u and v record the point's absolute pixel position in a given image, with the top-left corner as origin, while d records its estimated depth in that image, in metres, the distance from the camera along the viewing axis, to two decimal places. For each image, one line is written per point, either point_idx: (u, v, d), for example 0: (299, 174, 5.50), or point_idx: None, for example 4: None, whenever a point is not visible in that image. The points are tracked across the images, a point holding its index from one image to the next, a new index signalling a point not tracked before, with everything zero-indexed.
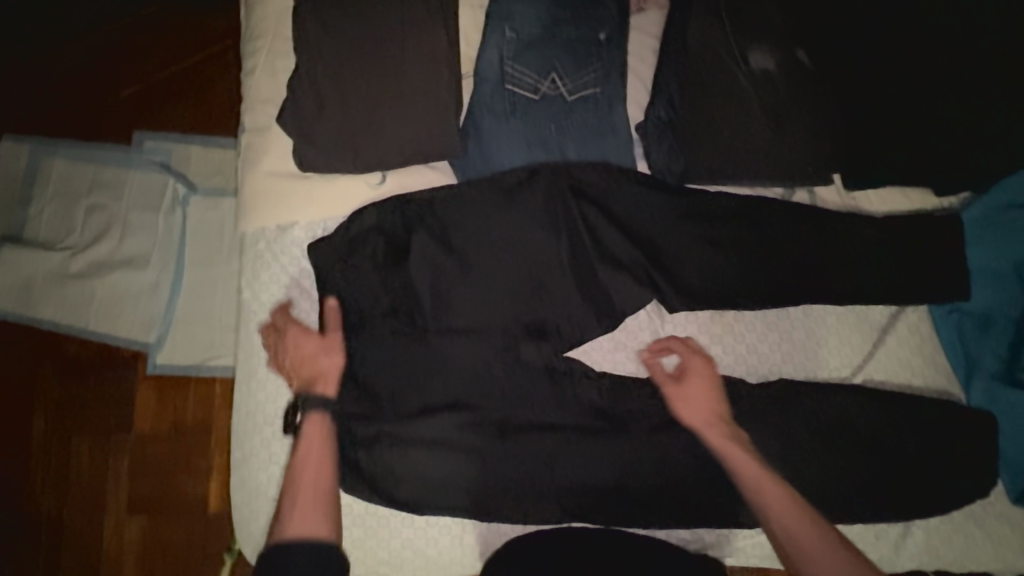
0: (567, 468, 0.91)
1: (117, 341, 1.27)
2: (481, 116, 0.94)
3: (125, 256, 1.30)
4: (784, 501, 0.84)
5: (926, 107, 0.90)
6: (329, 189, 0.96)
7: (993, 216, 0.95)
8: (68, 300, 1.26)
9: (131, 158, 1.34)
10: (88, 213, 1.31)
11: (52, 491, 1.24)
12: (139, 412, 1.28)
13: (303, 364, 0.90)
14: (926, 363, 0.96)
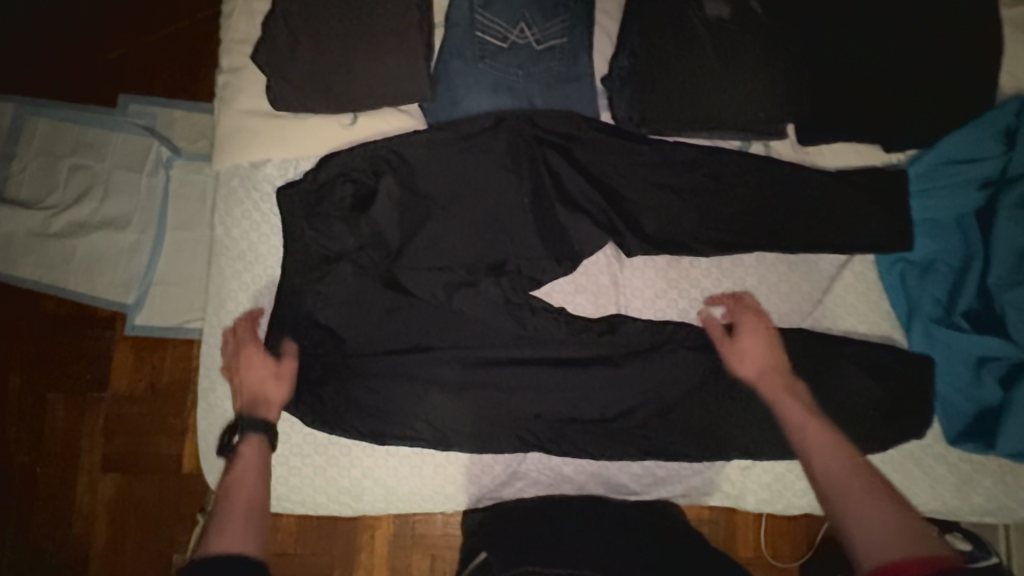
0: (525, 401, 0.95)
1: (97, 299, 1.30)
2: (450, 62, 0.98)
3: (107, 216, 1.32)
4: (789, 396, 0.92)
5: (868, 66, 0.96)
6: (301, 129, 0.99)
7: (937, 170, 0.99)
8: (49, 257, 1.29)
9: (116, 120, 1.36)
10: (72, 173, 1.33)
11: (28, 446, 1.26)
12: (114, 372, 1.30)
13: (252, 385, 0.91)
14: (870, 310, 1.01)
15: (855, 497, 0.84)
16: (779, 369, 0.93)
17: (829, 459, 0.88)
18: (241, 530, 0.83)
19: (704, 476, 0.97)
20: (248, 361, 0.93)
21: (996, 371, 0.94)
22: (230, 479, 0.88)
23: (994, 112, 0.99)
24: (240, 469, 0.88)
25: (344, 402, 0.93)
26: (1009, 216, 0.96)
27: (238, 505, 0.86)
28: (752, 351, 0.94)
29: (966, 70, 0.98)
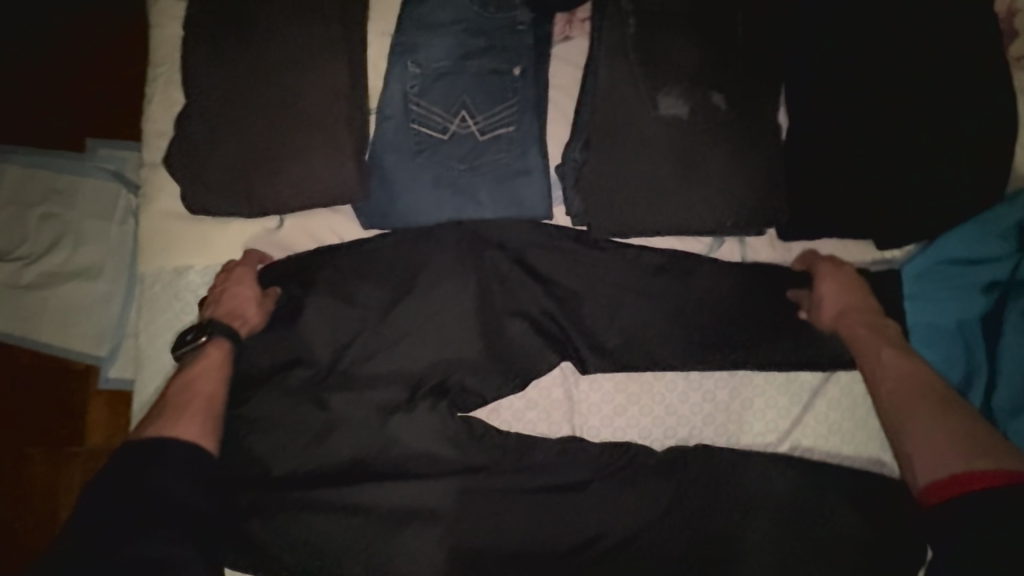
0: (468, 537, 0.85)
1: (70, 353, 1.24)
2: (384, 157, 0.88)
3: (78, 266, 1.26)
4: (867, 328, 0.83)
5: (857, 155, 0.84)
6: (224, 232, 0.91)
7: (934, 270, 0.88)
8: (19, 311, 1.24)
9: (85, 166, 1.30)
10: (42, 221, 1.27)
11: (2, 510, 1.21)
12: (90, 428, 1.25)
13: (229, 302, 0.87)
14: (856, 429, 0.90)
15: (922, 414, 0.74)
16: (855, 306, 0.85)
17: (901, 382, 0.78)
18: (199, 424, 0.81)
19: None
20: (229, 292, 0.87)
21: None
22: (190, 375, 0.84)
23: (1002, 205, 0.87)
24: (203, 367, 0.85)
25: (269, 539, 0.84)
26: (1015, 329, 0.84)
27: (194, 398, 0.82)
28: (831, 296, 0.86)
29: (973, 156, 0.85)
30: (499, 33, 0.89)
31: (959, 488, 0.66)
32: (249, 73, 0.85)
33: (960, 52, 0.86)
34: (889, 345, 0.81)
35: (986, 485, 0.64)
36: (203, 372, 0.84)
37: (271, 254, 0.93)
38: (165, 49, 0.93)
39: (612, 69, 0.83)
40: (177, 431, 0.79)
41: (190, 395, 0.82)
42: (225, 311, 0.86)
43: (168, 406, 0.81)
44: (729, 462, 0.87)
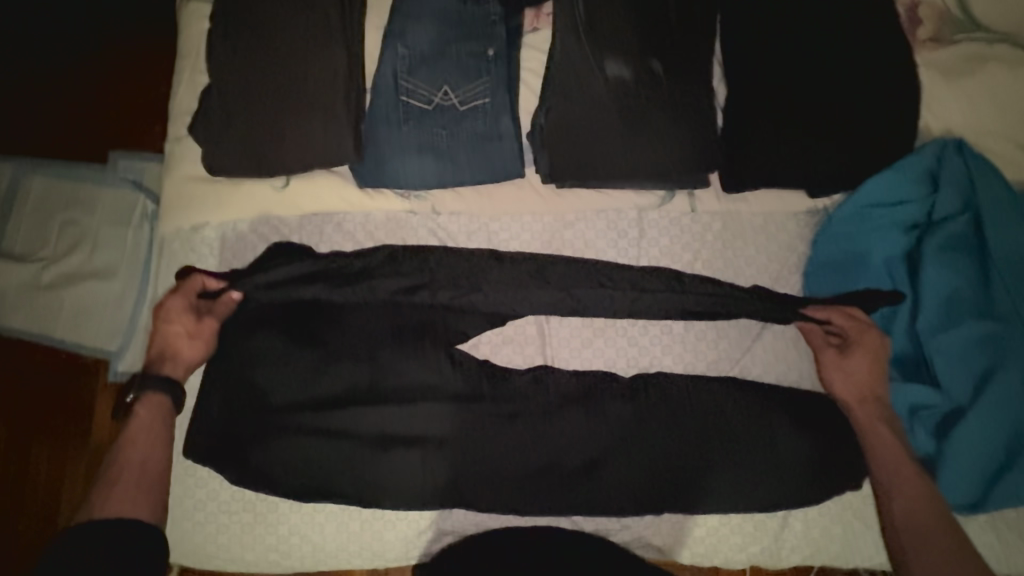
0: (449, 458, 0.93)
1: (81, 348, 1.38)
2: (376, 126, 1.02)
3: (94, 267, 1.40)
4: (887, 429, 0.89)
5: (784, 116, 0.98)
6: (236, 192, 1.04)
7: (860, 214, 0.99)
8: (37, 309, 1.38)
9: (105, 176, 1.45)
10: (62, 226, 1.42)
11: (10, 496, 1.35)
12: (96, 426, 1.38)
13: (164, 341, 0.97)
14: (801, 357, 0.99)
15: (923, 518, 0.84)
16: (874, 391, 0.91)
17: (915, 507, 0.85)
18: (133, 489, 0.88)
19: (632, 531, 0.96)
20: (164, 335, 0.97)
21: (930, 421, 0.90)
22: (130, 436, 0.92)
23: (915, 155, 0.98)
24: (140, 422, 0.92)
25: (270, 461, 0.92)
26: (934, 260, 0.94)
27: (131, 471, 0.89)
28: (859, 376, 0.92)
29: (885, 113, 0.99)
30: (475, 24, 1.04)
31: None
32: (259, 56, 1.00)
33: (867, 31, 1.01)
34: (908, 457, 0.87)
35: None
36: (138, 435, 0.92)
37: (276, 212, 1.05)
38: (191, 43, 1.08)
39: (563, 45, 0.98)
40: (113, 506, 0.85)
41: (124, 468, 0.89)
42: (159, 353, 0.96)
43: (108, 479, 0.88)
44: (684, 386, 0.96)
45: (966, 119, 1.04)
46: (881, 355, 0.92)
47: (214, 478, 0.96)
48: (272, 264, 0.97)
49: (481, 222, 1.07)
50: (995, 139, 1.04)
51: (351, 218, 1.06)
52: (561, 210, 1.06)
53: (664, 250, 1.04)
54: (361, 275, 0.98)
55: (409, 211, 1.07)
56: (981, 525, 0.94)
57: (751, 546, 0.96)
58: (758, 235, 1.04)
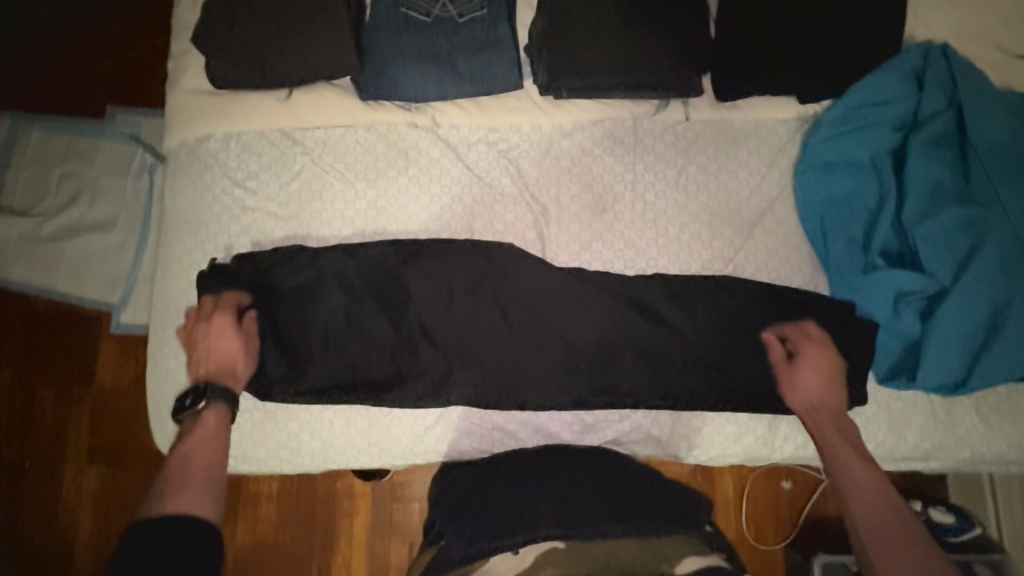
0: (458, 360, 0.96)
1: (84, 300, 1.39)
2: (376, 35, 1.04)
3: (93, 220, 1.41)
4: (838, 436, 0.89)
5: (774, 22, 1.01)
6: (239, 104, 1.05)
7: (850, 115, 1.02)
8: (38, 261, 1.38)
9: (103, 130, 1.45)
10: (61, 179, 1.42)
11: (16, 441, 1.37)
12: (101, 368, 1.40)
13: (217, 357, 0.91)
14: (793, 253, 1.02)
15: (897, 542, 0.80)
16: (830, 408, 0.92)
17: (876, 515, 0.83)
18: (190, 484, 0.79)
19: (631, 421, 1.00)
20: (218, 348, 0.92)
21: (915, 304, 0.94)
22: (190, 440, 0.85)
23: (902, 56, 1.02)
24: (202, 432, 0.86)
25: (285, 357, 0.96)
26: (919, 154, 0.97)
27: (190, 465, 0.81)
28: (812, 383, 0.93)
29: (875, 19, 1.01)
30: None
31: None
32: None
33: None
34: (857, 454, 0.88)
35: None
36: (194, 435, 0.85)
37: (279, 124, 1.06)
38: None
39: None
40: (170, 500, 0.76)
41: (183, 471, 0.80)
42: (214, 371, 0.91)
43: (162, 483, 0.79)
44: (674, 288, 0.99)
45: (950, 25, 1.08)
46: (871, 268, 0.96)
47: None
48: (285, 266, 0.98)
49: (481, 133, 1.09)
50: (974, 43, 1.07)
51: (353, 130, 1.08)
52: (558, 119, 1.08)
53: (659, 156, 1.06)
54: (374, 284, 0.98)
55: (410, 123, 1.09)
56: (965, 409, 0.99)
57: (747, 436, 1.00)
58: (751, 140, 1.06)
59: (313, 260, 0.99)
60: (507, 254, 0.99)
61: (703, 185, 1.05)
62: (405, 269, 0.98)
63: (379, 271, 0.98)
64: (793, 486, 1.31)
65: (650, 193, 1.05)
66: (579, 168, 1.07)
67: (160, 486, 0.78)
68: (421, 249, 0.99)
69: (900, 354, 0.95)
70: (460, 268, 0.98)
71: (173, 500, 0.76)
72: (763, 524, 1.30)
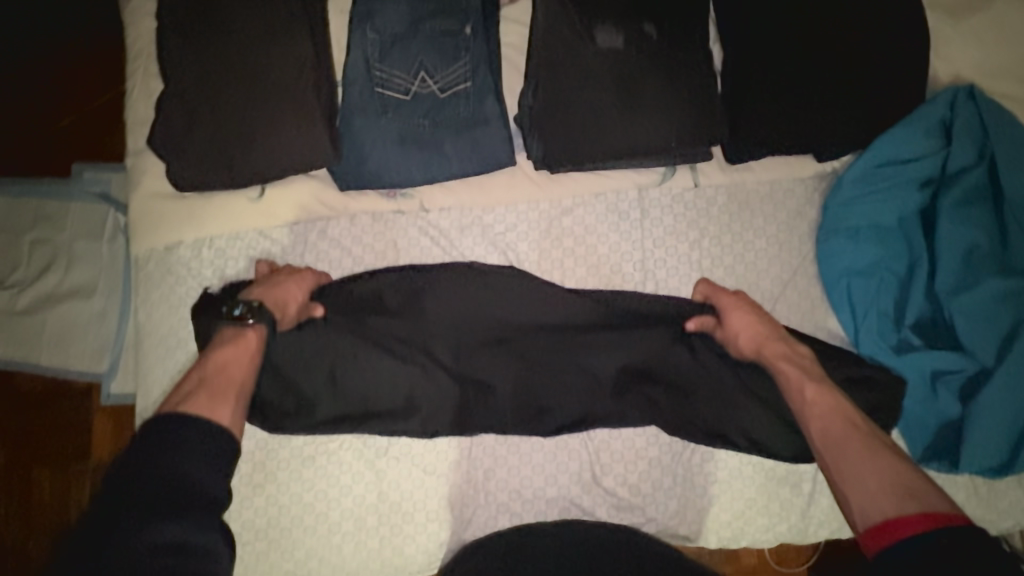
0: (483, 454, 0.92)
1: (70, 373, 1.20)
2: (351, 119, 0.94)
3: (72, 287, 1.22)
4: (790, 367, 0.82)
5: (789, 77, 0.91)
6: (207, 205, 0.96)
7: (874, 173, 0.94)
8: (16, 336, 1.20)
9: (70, 189, 1.24)
10: (32, 247, 1.23)
11: (16, 524, 1.19)
12: (97, 440, 1.21)
13: (284, 298, 0.85)
14: (817, 328, 0.95)
15: (852, 456, 0.73)
16: (766, 329, 0.85)
17: (829, 423, 0.77)
18: (213, 399, 0.71)
19: (657, 523, 0.91)
20: (278, 286, 0.85)
21: (955, 384, 0.87)
22: (220, 357, 0.76)
23: (928, 105, 0.94)
24: (237, 353, 0.77)
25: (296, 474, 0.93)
26: (951, 217, 0.90)
27: (221, 379, 0.74)
28: (743, 325, 0.86)
29: (896, 69, 0.93)
30: None
31: (892, 536, 0.63)
32: (218, 49, 0.92)
33: None
34: (810, 381, 0.80)
35: (912, 528, 0.62)
36: (232, 347, 0.78)
37: (253, 224, 0.97)
38: (139, 44, 0.98)
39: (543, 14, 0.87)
40: (187, 406, 0.68)
41: (214, 387, 0.72)
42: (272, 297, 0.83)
43: (186, 392, 0.71)
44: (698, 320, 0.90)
45: (975, 61, 0.99)
46: (902, 345, 0.90)
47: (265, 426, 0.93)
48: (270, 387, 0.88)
49: (474, 215, 1.00)
50: (1001, 78, 0.99)
51: (335, 223, 0.99)
52: (557, 194, 0.99)
53: (668, 229, 0.98)
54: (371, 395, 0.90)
55: (396, 211, 1.00)
56: (1008, 482, 0.93)
57: (780, 525, 0.93)
58: (767, 205, 0.98)
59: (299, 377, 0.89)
60: (516, 282, 0.92)
61: (719, 259, 0.97)
62: (404, 375, 0.90)
63: (379, 353, 0.90)
64: None
65: (661, 270, 0.97)
66: (584, 248, 0.98)
67: (188, 392, 0.71)
68: (429, 280, 0.92)
69: (940, 434, 0.88)
70: (468, 300, 0.91)
71: (200, 407, 0.68)
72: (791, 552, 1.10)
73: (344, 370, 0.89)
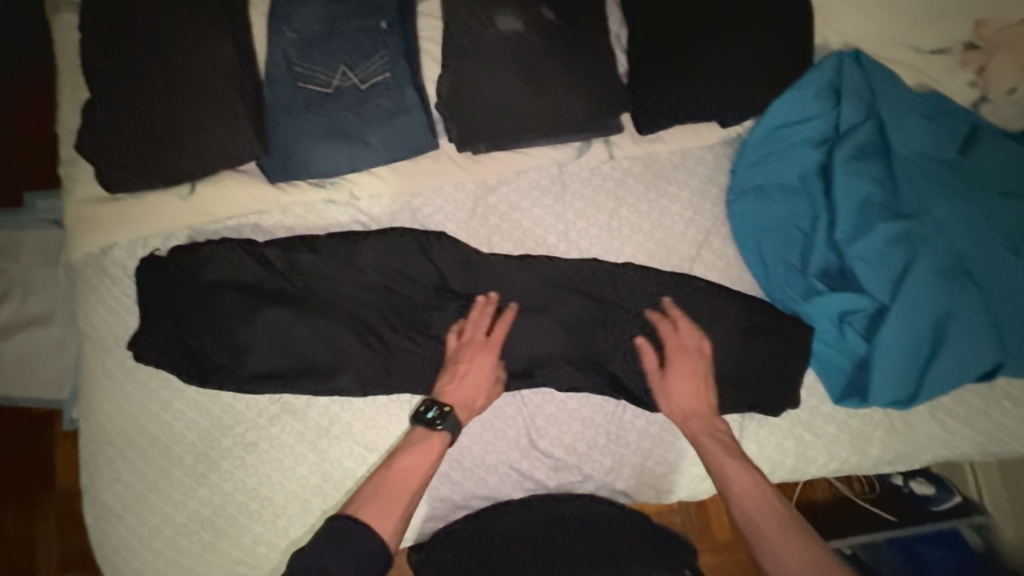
0: None
1: (30, 402, 1.19)
2: (276, 116, 0.98)
3: (28, 317, 1.21)
4: (708, 434, 0.90)
5: (687, 50, 0.97)
6: (139, 207, 0.99)
7: (773, 135, 1.00)
8: None
9: (22, 219, 1.24)
10: None
11: None
12: (60, 465, 1.20)
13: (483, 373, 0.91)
14: (734, 282, 1.00)
15: (772, 537, 0.80)
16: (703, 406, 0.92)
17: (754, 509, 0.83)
18: (384, 508, 0.80)
19: (595, 480, 0.96)
20: (472, 370, 0.91)
21: (859, 324, 0.93)
22: (405, 462, 0.85)
23: (816, 70, 1.00)
24: (420, 460, 0.85)
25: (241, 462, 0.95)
26: (844, 169, 0.95)
27: (395, 487, 0.83)
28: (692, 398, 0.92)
29: (785, 36, 0.99)
30: None
31: None
32: (141, 56, 0.95)
33: None
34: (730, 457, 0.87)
35: None
36: (416, 452, 0.86)
37: (187, 221, 1.00)
38: (66, 57, 1.01)
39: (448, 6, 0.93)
40: (360, 514, 0.79)
41: (379, 492, 0.82)
42: (459, 392, 0.89)
43: (367, 495, 0.82)
44: (609, 273, 0.97)
45: (867, 27, 1.05)
46: (807, 290, 0.96)
47: (207, 400, 0.95)
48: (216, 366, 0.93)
49: (403, 200, 1.04)
50: (889, 45, 1.04)
51: (268, 216, 1.03)
52: (481, 175, 1.03)
53: (588, 201, 1.03)
54: (311, 371, 0.93)
55: (327, 200, 1.03)
56: (922, 415, 0.99)
57: None
58: (680, 172, 1.04)
59: (238, 359, 0.93)
60: (443, 245, 0.96)
61: (637, 225, 1.02)
62: (338, 348, 0.93)
63: (315, 332, 0.93)
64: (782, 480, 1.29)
65: (583, 241, 1.02)
66: (509, 224, 1.03)
67: (368, 496, 0.81)
68: (359, 246, 0.95)
69: (850, 372, 0.94)
70: (401, 264, 0.95)
71: (370, 517, 0.79)
72: None
73: (283, 349, 0.93)
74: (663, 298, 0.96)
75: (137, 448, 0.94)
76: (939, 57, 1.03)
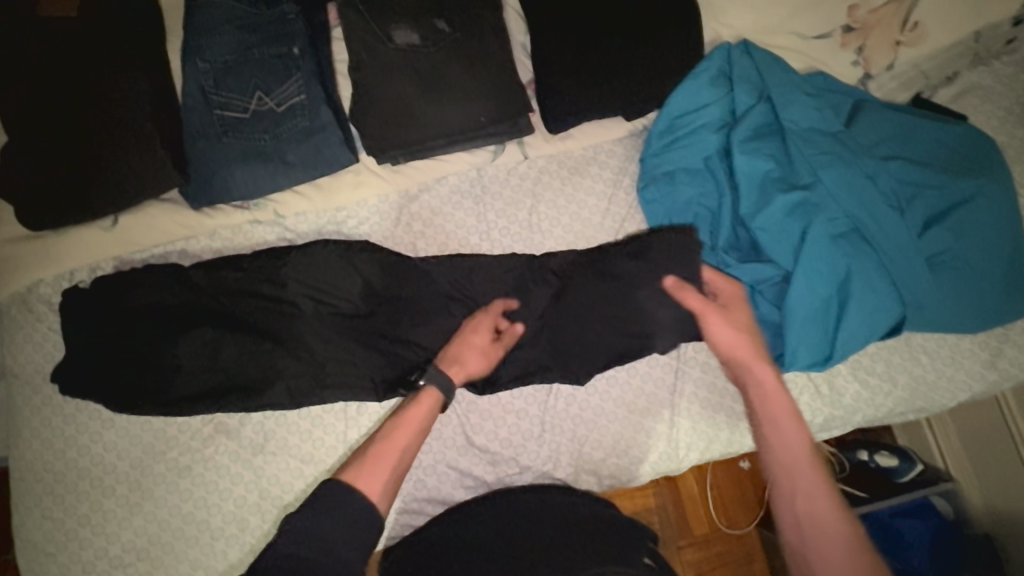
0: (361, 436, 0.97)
1: None
2: (194, 143, 1.01)
3: None
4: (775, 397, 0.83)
5: (588, 48, 1.01)
6: (61, 242, 1.00)
7: (675, 124, 1.05)
8: None
9: None
10: None
11: None
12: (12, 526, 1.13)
13: (470, 341, 0.92)
14: None
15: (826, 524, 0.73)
16: (790, 411, 0.81)
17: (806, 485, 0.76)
18: (374, 467, 0.79)
19: (533, 471, 0.97)
20: (465, 338, 0.92)
21: (769, 293, 0.99)
22: (390, 425, 0.84)
23: (707, 60, 1.06)
24: (407, 419, 0.84)
25: (175, 488, 0.94)
26: (742, 149, 1.00)
27: (383, 449, 0.81)
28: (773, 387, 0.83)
29: (677, 30, 1.04)
30: (275, 24, 1.03)
31: None
32: (57, 96, 0.97)
33: None
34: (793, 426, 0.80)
35: None
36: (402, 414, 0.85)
37: (113, 252, 1.02)
38: None
39: (348, 26, 0.98)
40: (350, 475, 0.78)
41: (371, 451, 0.81)
42: (450, 357, 0.90)
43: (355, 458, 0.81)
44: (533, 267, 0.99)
45: (760, 14, 1.09)
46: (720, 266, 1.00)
47: (136, 425, 0.95)
48: (142, 391, 0.92)
49: (329, 215, 1.07)
50: (776, 34, 1.10)
51: (196, 242, 1.05)
52: (402, 184, 1.07)
53: (507, 200, 1.07)
54: (241, 390, 0.93)
55: (253, 221, 1.06)
56: (845, 377, 1.02)
57: (651, 454, 1.00)
58: (593, 166, 1.09)
59: (164, 382, 0.93)
60: (369, 255, 0.98)
61: (556, 219, 1.06)
62: (267, 364, 0.94)
63: (245, 350, 0.94)
64: (751, 465, 1.31)
65: (505, 238, 1.06)
66: (432, 229, 1.06)
67: (358, 460, 0.79)
68: (284, 261, 0.97)
69: (768, 340, 0.98)
70: (328, 277, 0.97)
71: (363, 477, 0.78)
72: (732, 510, 1.29)
73: (211, 369, 0.93)
74: (589, 281, 0.96)
75: (66, 484, 0.93)
76: (821, 41, 1.10)
